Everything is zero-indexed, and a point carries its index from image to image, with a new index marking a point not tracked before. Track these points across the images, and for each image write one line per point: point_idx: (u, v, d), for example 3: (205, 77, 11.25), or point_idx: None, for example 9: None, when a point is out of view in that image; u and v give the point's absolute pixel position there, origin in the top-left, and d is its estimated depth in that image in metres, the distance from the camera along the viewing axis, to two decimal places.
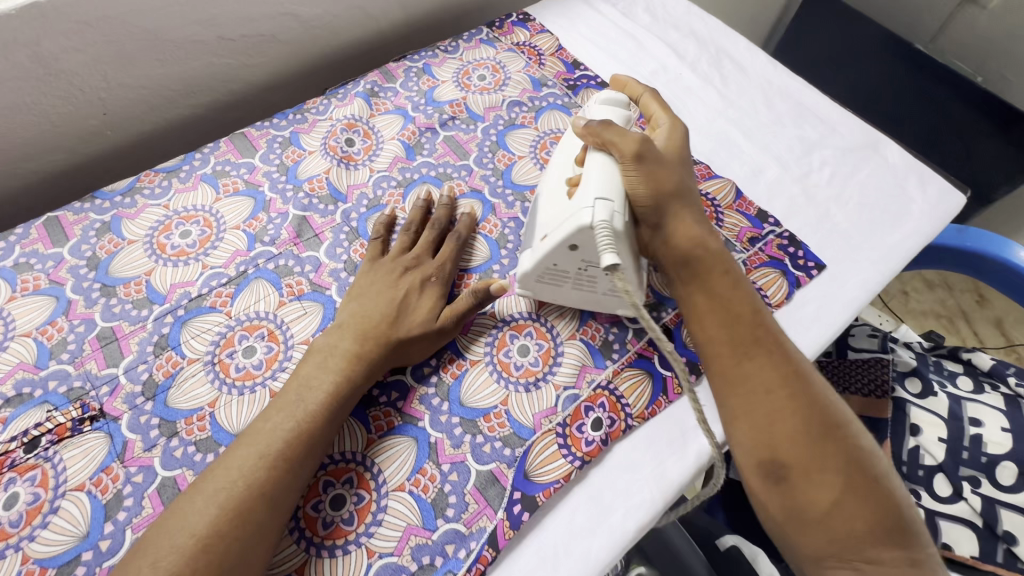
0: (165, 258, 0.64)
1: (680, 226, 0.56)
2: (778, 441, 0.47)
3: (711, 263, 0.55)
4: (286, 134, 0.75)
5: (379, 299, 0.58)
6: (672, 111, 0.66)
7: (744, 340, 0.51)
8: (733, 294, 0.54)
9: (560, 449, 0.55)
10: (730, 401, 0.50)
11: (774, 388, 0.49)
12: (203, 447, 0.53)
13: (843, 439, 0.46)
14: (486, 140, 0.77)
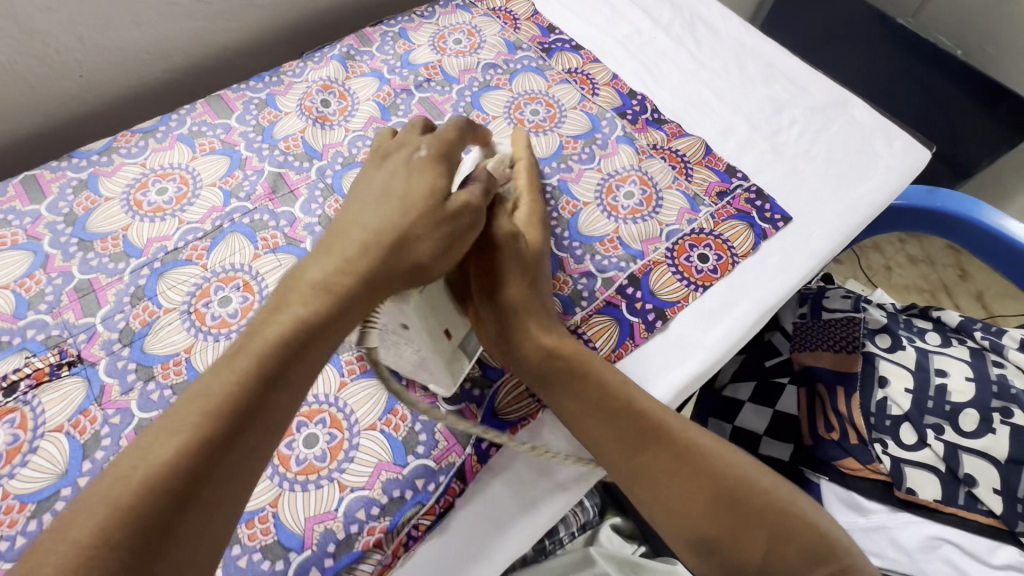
0: (142, 214, 0.65)
1: (527, 332, 0.54)
2: (690, 523, 0.50)
3: (569, 368, 0.53)
4: (262, 96, 0.75)
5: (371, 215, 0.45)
6: (536, 182, 0.62)
7: (636, 435, 0.51)
8: (590, 388, 0.52)
9: (528, 389, 0.57)
10: (641, 490, 0.52)
11: (672, 469, 0.51)
12: (179, 390, 0.55)
13: (746, 507, 0.49)
14: (461, 101, 0.78)
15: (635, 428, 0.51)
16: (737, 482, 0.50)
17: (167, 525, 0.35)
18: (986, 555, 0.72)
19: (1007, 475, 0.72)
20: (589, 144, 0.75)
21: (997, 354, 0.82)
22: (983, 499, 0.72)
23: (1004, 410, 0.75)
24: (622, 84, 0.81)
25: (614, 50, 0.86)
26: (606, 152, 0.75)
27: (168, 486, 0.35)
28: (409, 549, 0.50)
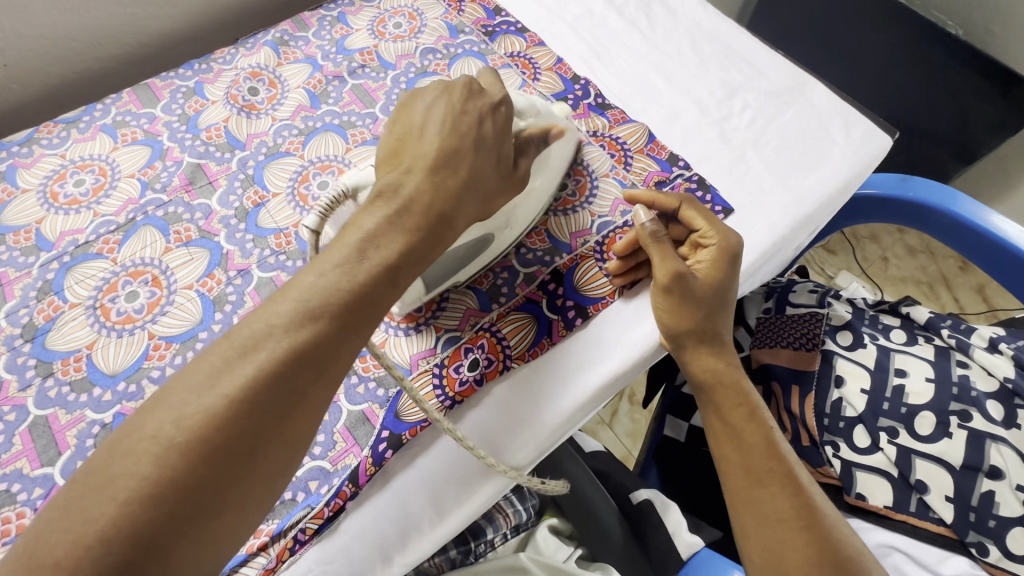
0: (57, 207, 0.64)
1: (699, 360, 0.61)
2: (780, 556, 0.52)
3: (729, 398, 0.60)
4: (190, 84, 0.73)
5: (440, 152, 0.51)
6: (720, 224, 0.60)
7: (777, 476, 0.55)
8: (748, 428, 0.58)
9: (434, 389, 0.56)
10: (744, 523, 0.56)
11: (773, 518, 0.54)
12: (77, 387, 0.54)
13: (825, 547, 0.51)
14: (394, 88, 0.75)
15: (771, 472, 0.56)
16: (828, 541, 0.52)
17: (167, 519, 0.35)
18: (935, 565, 0.69)
19: (962, 482, 0.68)
20: None
21: (963, 354, 0.77)
22: (935, 507, 0.69)
23: (962, 413, 0.71)
24: (566, 69, 0.78)
25: (561, 32, 0.82)
26: None
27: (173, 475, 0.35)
28: (297, 555, 0.48)
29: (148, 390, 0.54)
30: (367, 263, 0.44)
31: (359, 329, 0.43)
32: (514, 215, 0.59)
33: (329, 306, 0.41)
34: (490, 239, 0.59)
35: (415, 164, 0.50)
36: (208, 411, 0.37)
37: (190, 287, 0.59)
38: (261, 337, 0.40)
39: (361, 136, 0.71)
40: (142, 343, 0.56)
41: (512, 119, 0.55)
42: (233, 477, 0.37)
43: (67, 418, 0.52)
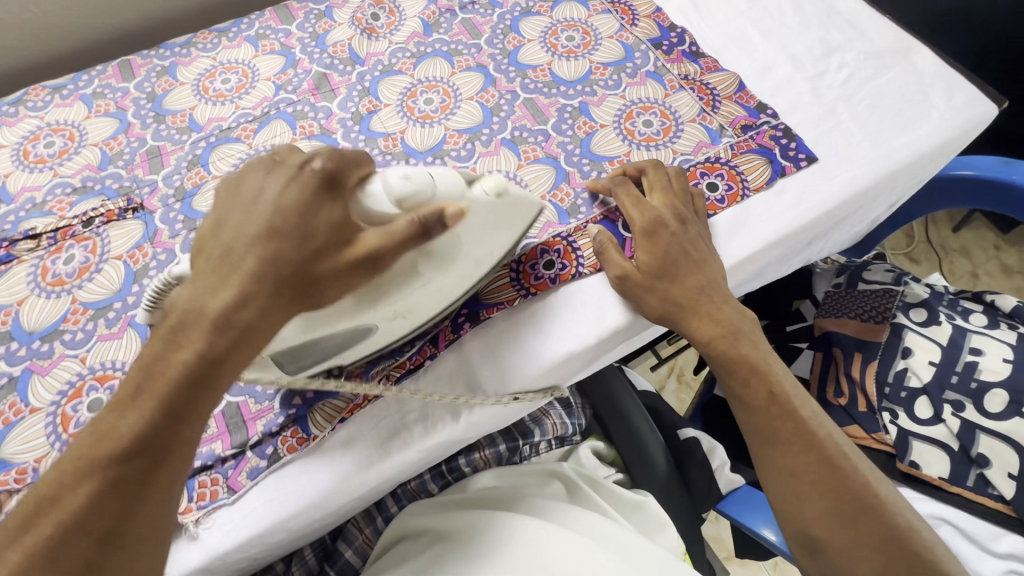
0: (207, 98, 0.74)
1: (709, 313, 0.58)
2: (807, 517, 0.53)
3: (740, 352, 0.58)
4: (322, 8, 0.82)
5: (233, 230, 0.41)
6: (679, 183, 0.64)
7: (786, 431, 0.55)
8: (752, 385, 0.57)
9: (511, 281, 0.61)
10: (771, 486, 0.56)
11: (786, 472, 0.54)
12: None
13: (851, 504, 0.52)
14: (500, 24, 0.81)
15: (782, 426, 0.55)
16: (847, 490, 0.52)
17: None
18: (987, 542, 0.67)
19: None
20: (618, 72, 0.76)
21: None
22: (995, 483, 0.67)
23: None
24: (664, 18, 0.80)
25: None
26: (634, 80, 0.75)
27: None
28: (379, 397, 0.56)
29: None
30: (159, 383, 0.39)
31: (149, 474, 0.39)
32: (397, 304, 0.49)
33: (105, 463, 0.38)
34: (373, 330, 0.51)
35: (207, 261, 0.41)
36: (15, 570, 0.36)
37: None
38: (34, 512, 0.38)
39: (466, 63, 0.77)
40: None
41: (337, 174, 0.42)
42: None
43: None
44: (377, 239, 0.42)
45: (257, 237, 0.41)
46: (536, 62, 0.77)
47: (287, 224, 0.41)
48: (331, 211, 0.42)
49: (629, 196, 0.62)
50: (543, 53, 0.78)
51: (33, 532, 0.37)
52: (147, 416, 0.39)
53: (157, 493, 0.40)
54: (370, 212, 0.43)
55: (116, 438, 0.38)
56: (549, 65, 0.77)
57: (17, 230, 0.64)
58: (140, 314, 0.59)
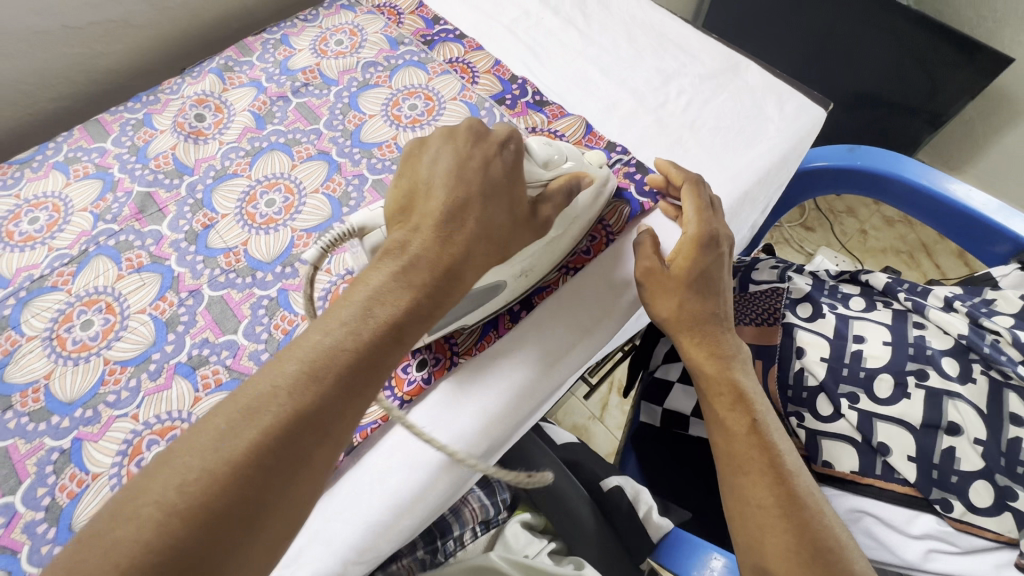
0: (13, 245, 0.65)
1: (693, 348, 0.60)
2: (769, 553, 0.49)
3: (712, 386, 0.58)
4: (139, 116, 0.76)
5: (435, 199, 0.46)
6: (708, 212, 0.61)
7: (758, 465, 0.53)
8: (731, 416, 0.57)
9: (384, 390, 0.59)
10: (738, 519, 0.53)
11: (752, 504, 0.52)
12: (36, 417, 0.55)
13: (816, 538, 0.48)
14: (338, 103, 0.77)
15: (757, 458, 0.53)
16: (810, 527, 0.49)
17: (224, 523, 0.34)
18: (904, 526, 0.69)
19: (923, 440, 0.69)
20: None
21: (919, 315, 0.77)
22: (900, 468, 0.69)
23: (919, 372, 0.72)
24: (504, 70, 0.79)
25: (499, 36, 0.84)
26: None
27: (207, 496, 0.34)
28: None
29: (104, 414, 0.55)
30: (370, 323, 0.41)
31: (355, 394, 0.40)
32: (526, 267, 0.57)
33: (330, 370, 0.39)
34: (497, 289, 0.57)
35: (423, 220, 0.46)
36: (213, 471, 0.34)
37: (143, 311, 0.61)
38: (264, 399, 0.37)
39: (307, 152, 0.73)
40: (98, 369, 0.58)
41: (524, 154, 0.51)
42: (242, 528, 0.35)
43: (27, 448, 0.54)
44: (551, 212, 0.53)
45: (466, 206, 0.47)
46: (380, 138, 0.74)
47: (495, 194, 0.48)
48: (523, 184, 0.50)
49: (699, 199, 0.62)
50: (387, 128, 0.75)
51: (263, 420, 0.37)
52: (361, 345, 0.40)
53: (355, 415, 0.41)
54: (530, 172, 0.52)
55: (334, 357, 0.40)
56: (395, 139, 0.74)
57: None
58: None
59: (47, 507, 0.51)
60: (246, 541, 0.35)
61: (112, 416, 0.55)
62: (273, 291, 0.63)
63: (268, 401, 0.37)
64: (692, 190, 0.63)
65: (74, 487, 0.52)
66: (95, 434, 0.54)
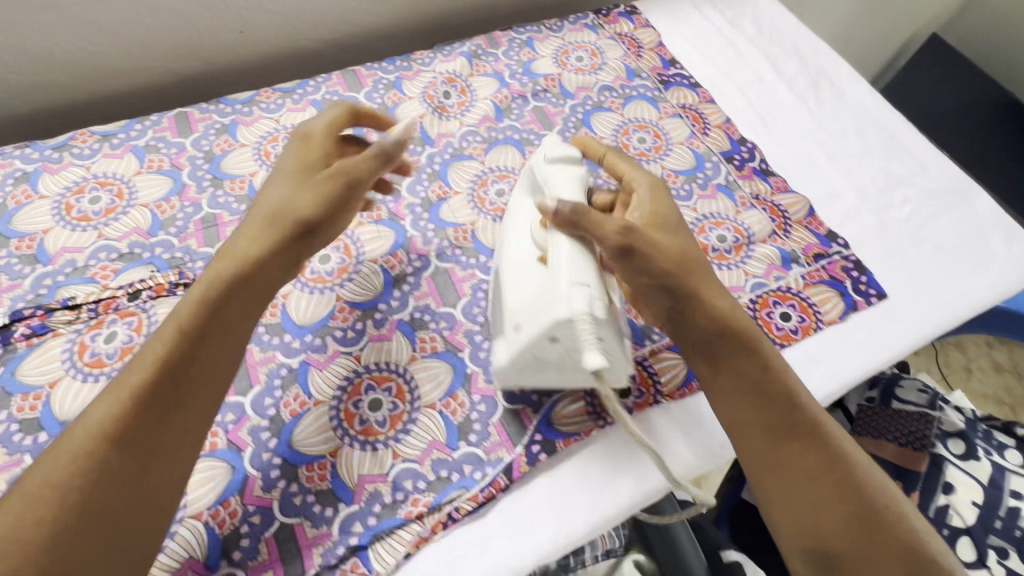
0: (269, 165, 0.71)
1: (702, 305, 0.54)
2: (822, 534, 0.47)
3: (734, 348, 0.54)
4: (391, 78, 0.81)
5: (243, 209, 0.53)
6: (643, 169, 0.61)
7: (837, 503, 0.48)
8: (768, 386, 0.53)
9: (586, 407, 0.58)
10: (775, 491, 0.50)
11: (843, 555, 0.46)
12: (272, 330, 0.59)
13: (872, 509, 0.47)
14: (572, 117, 0.80)
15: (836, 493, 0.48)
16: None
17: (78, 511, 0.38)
18: None
19: None
20: (689, 182, 0.75)
21: None
22: None
23: None
24: (733, 130, 0.81)
25: (731, 93, 0.86)
26: (705, 193, 0.75)
27: (66, 492, 0.39)
28: (448, 530, 0.51)
29: (330, 346, 0.59)
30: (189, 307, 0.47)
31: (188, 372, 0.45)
32: (562, 264, 0.50)
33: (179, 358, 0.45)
34: (554, 306, 0.48)
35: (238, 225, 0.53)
36: (81, 467, 0.40)
37: (375, 260, 0.65)
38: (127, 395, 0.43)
39: None
40: (330, 303, 0.62)
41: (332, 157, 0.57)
42: (100, 508, 0.39)
43: (260, 355, 0.58)
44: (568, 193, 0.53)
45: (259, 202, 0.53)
46: None
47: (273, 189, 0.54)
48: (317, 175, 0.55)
49: (623, 159, 0.61)
50: None
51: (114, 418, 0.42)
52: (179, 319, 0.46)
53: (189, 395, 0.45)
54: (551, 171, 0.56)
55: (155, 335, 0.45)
56: None
57: (53, 297, 0.59)
58: None
59: (271, 418, 0.55)
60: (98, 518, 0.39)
61: (338, 351, 0.59)
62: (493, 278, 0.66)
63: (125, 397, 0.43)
64: (619, 159, 0.61)
65: (296, 407, 0.55)
66: (321, 363, 0.58)
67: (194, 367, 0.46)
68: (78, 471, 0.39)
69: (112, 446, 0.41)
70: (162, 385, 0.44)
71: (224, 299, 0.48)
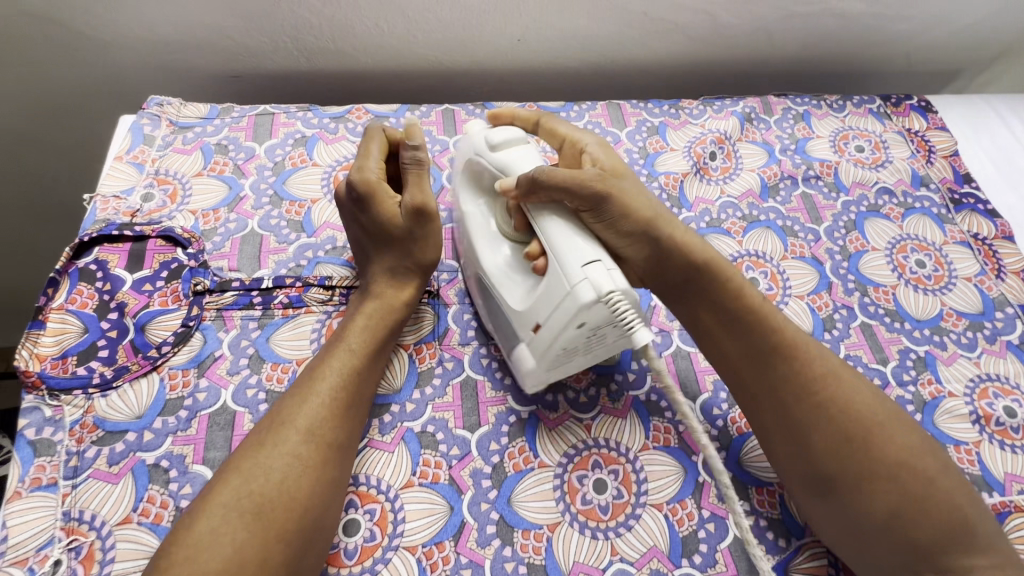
0: None
1: (681, 232, 0.53)
2: (819, 459, 0.48)
3: (723, 277, 0.53)
4: (656, 123, 0.76)
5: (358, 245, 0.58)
6: (579, 129, 0.58)
7: (756, 349, 0.52)
8: (761, 323, 0.52)
9: (828, 567, 0.50)
10: (771, 423, 0.51)
11: (839, 474, 0.47)
12: (506, 369, 0.57)
13: (864, 433, 0.48)
14: (843, 215, 0.72)
15: (749, 336, 0.52)
16: (917, 492, 0.46)
17: (286, 500, 0.43)
18: None
19: None
20: (975, 329, 0.65)
21: None
22: None
23: None
24: None
25: None
26: (992, 348, 0.64)
27: (273, 483, 0.43)
28: None
29: (561, 405, 0.56)
30: (356, 324, 0.53)
31: (362, 376, 0.51)
32: (563, 249, 0.45)
33: (354, 367, 0.51)
34: (573, 293, 0.44)
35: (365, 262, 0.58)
36: (281, 458, 0.45)
37: None
38: (316, 393, 0.48)
39: (801, 250, 0.68)
40: None
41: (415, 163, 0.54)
42: (303, 490, 0.44)
43: (492, 394, 0.56)
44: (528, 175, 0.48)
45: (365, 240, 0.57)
46: (879, 278, 0.68)
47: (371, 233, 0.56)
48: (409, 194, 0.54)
49: (564, 126, 0.59)
50: (889, 271, 0.68)
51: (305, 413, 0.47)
52: (347, 331, 0.53)
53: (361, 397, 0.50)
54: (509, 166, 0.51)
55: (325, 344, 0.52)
56: (894, 289, 0.67)
57: (311, 272, 0.60)
58: (416, 430, 0.53)
59: (495, 465, 0.52)
60: (303, 501, 0.44)
61: (568, 413, 0.55)
62: None
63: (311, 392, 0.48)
64: (552, 121, 0.58)
65: (520, 462, 0.52)
66: (550, 421, 0.55)
67: (366, 378, 0.51)
68: (276, 461, 0.44)
69: (305, 436, 0.46)
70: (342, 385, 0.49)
71: (382, 315, 0.54)
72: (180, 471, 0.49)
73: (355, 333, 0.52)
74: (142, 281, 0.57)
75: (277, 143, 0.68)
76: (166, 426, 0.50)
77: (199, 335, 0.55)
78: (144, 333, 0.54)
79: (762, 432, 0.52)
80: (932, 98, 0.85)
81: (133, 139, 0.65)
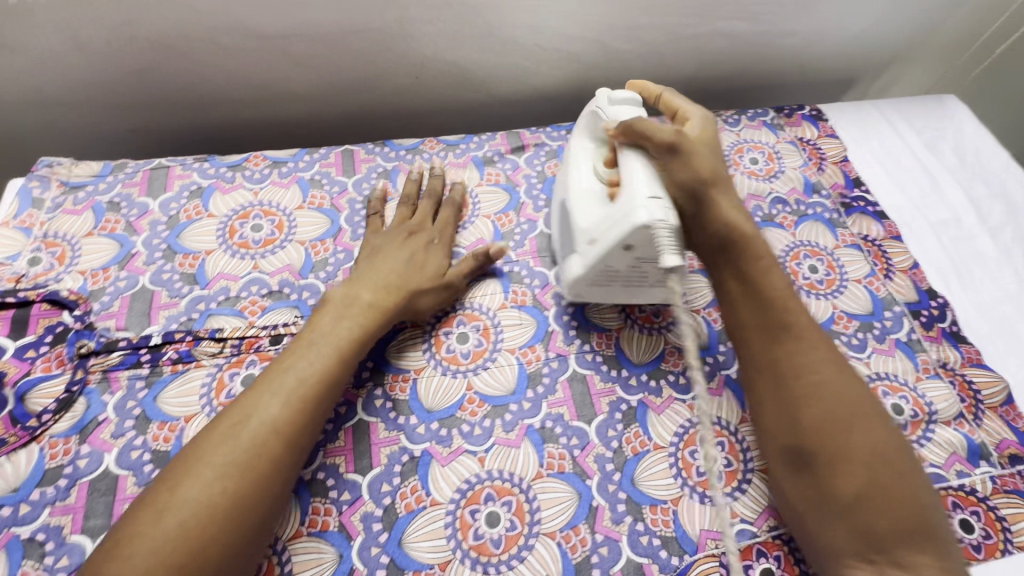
0: None
1: (736, 209, 0.58)
2: (803, 430, 0.50)
3: (748, 249, 0.56)
4: (554, 147, 0.78)
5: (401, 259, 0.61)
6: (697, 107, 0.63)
7: (767, 322, 0.54)
8: (771, 300, 0.55)
9: None
10: (770, 394, 0.53)
11: (819, 449, 0.49)
12: (401, 408, 0.57)
13: (853, 416, 0.49)
14: None
15: (767, 309, 0.55)
16: (886, 479, 0.46)
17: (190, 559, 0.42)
18: None
19: None
20: (865, 330, 0.67)
21: None
22: None
23: None
24: (922, 277, 0.72)
25: (922, 232, 0.76)
26: (882, 347, 0.66)
27: (178, 541, 0.42)
28: None
29: (456, 440, 0.56)
30: (307, 366, 0.52)
31: (301, 425, 0.49)
32: (635, 180, 0.53)
33: (291, 418, 0.49)
34: (631, 214, 0.51)
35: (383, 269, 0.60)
36: (191, 515, 0.43)
37: (512, 351, 0.61)
38: (243, 444, 0.47)
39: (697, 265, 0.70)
40: (459, 390, 0.59)
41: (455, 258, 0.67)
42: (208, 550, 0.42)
43: (385, 435, 0.56)
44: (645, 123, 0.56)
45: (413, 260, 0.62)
46: None
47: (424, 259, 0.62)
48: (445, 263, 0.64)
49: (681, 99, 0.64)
50: None
51: (228, 464, 0.46)
52: (294, 374, 0.51)
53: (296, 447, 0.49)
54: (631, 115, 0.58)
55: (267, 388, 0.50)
56: None
57: (203, 325, 0.60)
58: (306, 478, 0.53)
59: (386, 508, 0.52)
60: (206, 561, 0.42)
61: (462, 448, 0.55)
62: (634, 400, 0.59)
63: (237, 440, 0.47)
64: (673, 96, 0.64)
65: (412, 502, 0.52)
66: (443, 458, 0.55)
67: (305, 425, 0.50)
68: (186, 514, 0.43)
69: (223, 490, 0.44)
70: (273, 436, 0.48)
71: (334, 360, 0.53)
72: (57, 543, 0.48)
73: (304, 379, 0.51)
74: (24, 348, 0.56)
75: (171, 196, 0.68)
76: (44, 497, 0.49)
77: (83, 400, 0.54)
78: (24, 402, 0.53)
79: (757, 401, 0.54)
80: (824, 106, 0.89)
81: (20, 203, 0.65)
